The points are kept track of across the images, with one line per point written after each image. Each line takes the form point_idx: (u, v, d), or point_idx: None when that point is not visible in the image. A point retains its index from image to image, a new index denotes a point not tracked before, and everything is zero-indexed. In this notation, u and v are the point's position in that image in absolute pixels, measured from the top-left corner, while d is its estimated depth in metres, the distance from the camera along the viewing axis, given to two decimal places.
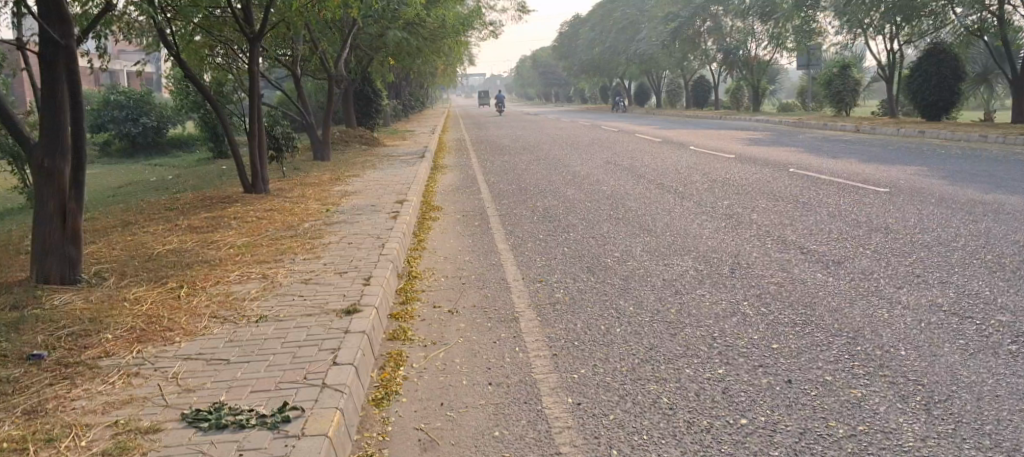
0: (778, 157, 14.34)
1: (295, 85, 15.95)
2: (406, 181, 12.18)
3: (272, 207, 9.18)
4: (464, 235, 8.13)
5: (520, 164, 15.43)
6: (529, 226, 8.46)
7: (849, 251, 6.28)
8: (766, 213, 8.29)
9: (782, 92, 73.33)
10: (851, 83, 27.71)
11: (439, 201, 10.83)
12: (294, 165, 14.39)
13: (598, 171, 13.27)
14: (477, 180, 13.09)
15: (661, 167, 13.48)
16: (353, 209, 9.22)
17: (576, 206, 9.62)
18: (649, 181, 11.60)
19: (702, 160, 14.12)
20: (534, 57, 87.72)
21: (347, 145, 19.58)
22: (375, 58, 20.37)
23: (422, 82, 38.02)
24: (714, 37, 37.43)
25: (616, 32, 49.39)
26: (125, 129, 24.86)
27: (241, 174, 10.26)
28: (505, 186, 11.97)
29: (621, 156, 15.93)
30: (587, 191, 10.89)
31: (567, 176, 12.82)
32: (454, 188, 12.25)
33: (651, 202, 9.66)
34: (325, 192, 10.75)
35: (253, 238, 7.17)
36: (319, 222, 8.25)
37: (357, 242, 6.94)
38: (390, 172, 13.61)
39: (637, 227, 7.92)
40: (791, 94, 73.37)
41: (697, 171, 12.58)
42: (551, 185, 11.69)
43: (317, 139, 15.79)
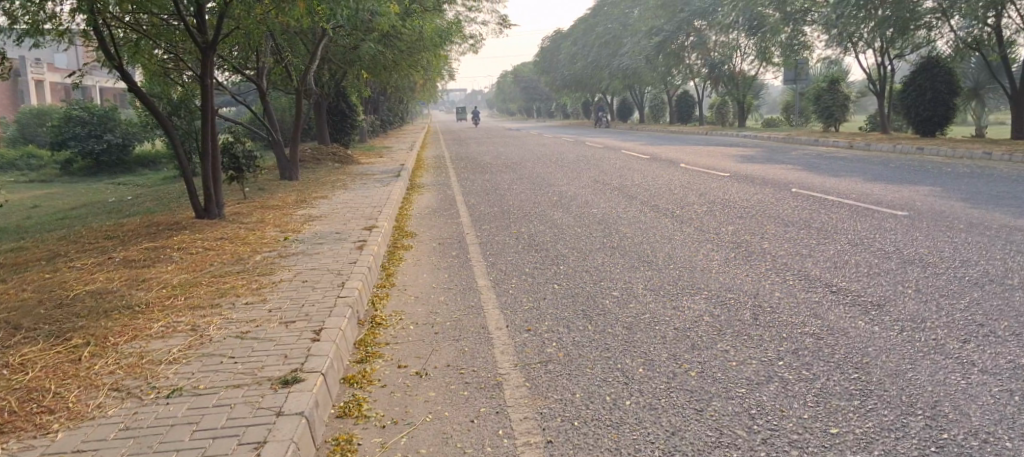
0: (776, 176, 13.48)
1: (260, 98, 15.03)
2: (378, 203, 11.22)
3: (225, 236, 8.23)
4: (440, 268, 7.20)
5: (502, 183, 14.49)
6: (512, 256, 7.53)
7: (886, 289, 5.40)
8: (778, 241, 7.42)
9: (767, 106, 72.81)
10: (840, 98, 27.01)
11: (414, 226, 9.90)
12: (259, 187, 13.41)
13: (585, 192, 12.38)
14: (455, 202, 12.14)
15: (653, 187, 12.59)
16: (315, 237, 8.27)
17: (563, 232, 8.71)
18: (641, 203, 10.72)
19: (696, 180, 13.26)
20: (516, 72, 87.04)
21: (318, 163, 18.60)
22: (348, 70, 19.39)
23: (402, 96, 37.07)
24: (698, 51, 36.70)
25: (599, 46, 48.69)
26: (87, 146, 23.83)
27: (192, 198, 9.33)
28: (485, 209, 11.03)
29: (609, 175, 15.05)
30: (575, 215, 9.98)
31: (553, 197, 11.91)
32: (430, 210, 11.29)
33: (646, 227, 8.78)
34: (287, 218, 9.80)
35: (193, 276, 6.22)
36: (274, 254, 7.29)
37: (313, 282, 5.99)
38: (361, 193, 12.65)
39: (634, 258, 7.03)
40: (776, 110, 73.00)
41: (692, 191, 11.72)
42: (535, 208, 10.78)
43: (284, 157, 14.89)
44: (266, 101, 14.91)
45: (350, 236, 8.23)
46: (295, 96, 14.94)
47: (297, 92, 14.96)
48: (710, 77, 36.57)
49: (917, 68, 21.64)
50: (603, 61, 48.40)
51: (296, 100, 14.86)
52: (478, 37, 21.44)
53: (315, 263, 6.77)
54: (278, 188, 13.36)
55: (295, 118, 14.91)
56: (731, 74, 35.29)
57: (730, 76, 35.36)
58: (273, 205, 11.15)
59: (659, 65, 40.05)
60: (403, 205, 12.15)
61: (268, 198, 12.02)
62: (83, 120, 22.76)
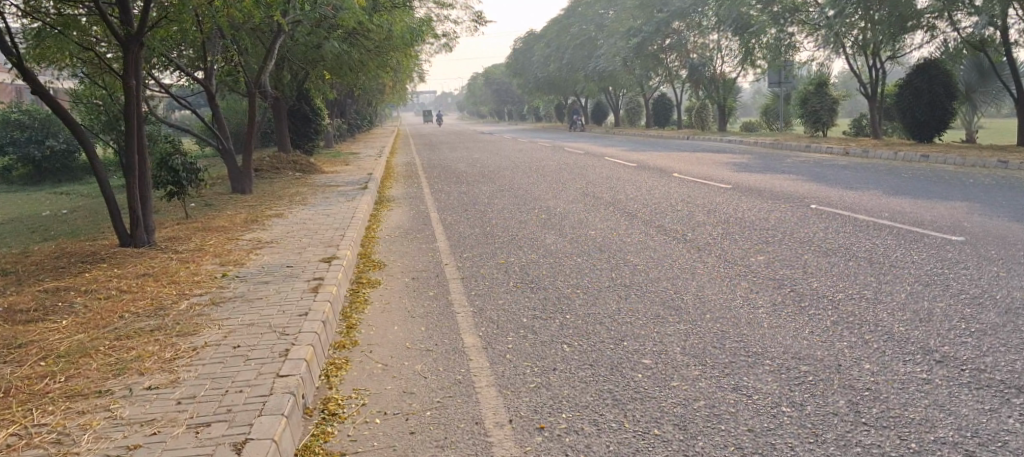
0: (784, 188, 12.19)
1: (210, 103, 13.62)
2: (341, 223, 9.77)
3: (150, 274, 6.83)
4: (413, 316, 5.79)
5: (480, 197, 13.08)
6: (500, 298, 6.13)
7: (1007, 356, 4.12)
8: (825, 277, 6.14)
9: (747, 109, 71.57)
10: (829, 102, 25.90)
11: (382, 252, 8.49)
12: (206, 203, 11.95)
13: (576, 209, 11.01)
14: (429, 221, 10.71)
15: (650, 203, 11.25)
16: (262, 272, 6.86)
17: (561, 263, 7.33)
18: (643, 224, 9.36)
19: (695, 193, 11.94)
20: (487, 74, 85.48)
21: (277, 172, 17.12)
22: (311, 70, 17.87)
23: (371, 99, 35.51)
24: (677, 53, 35.39)
25: (574, 48, 47.50)
26: (26, 153, 22.08)
27: (115, 222, 7.99)
28: (464, 231, 9.62)
29: (598, 187, 13.68)
30: (569, 239, 8.59)
31: (539, 216, 10.51)
32: (402, 231, 9.86)
33: (657, 256, 7.41)
34: (230, 244, 8.37)
35: (89, 338, 4.88)
36: (204, 299, 5.91)
37: (248, 347, 4.62)
38: (323, 210, 11.19)
39: (656, 304, 5.66)
40: (757, 113, 71.83)
41: (696, 208, 10.40)
42: (522, 230, 9.39)
43: (234, 168, 13.48)
44: (216, 106, 13.48)
45: (306, 271, 6.82)
46: (250, 101, 13.51)
47: (250, 97, 13.53)
48: (691, 80, 35.47)
49: (913, 71, 20.22)
50: (579, 63, 47.25)
51: (251, 106, 13.43)
52: (451, 36, 20.02)
53: (256, 315, 5.37)
54: (228, 204, 11.91)
55: (251, 124, 13.48)
56: (712, 77, 34.20)
57: (710, 78, 34.25)
58: (220, 226, 9.73)
59: (637, 67, 38.85)
60: (371, 224, 10.74)
61: (215, 217, 10.57)
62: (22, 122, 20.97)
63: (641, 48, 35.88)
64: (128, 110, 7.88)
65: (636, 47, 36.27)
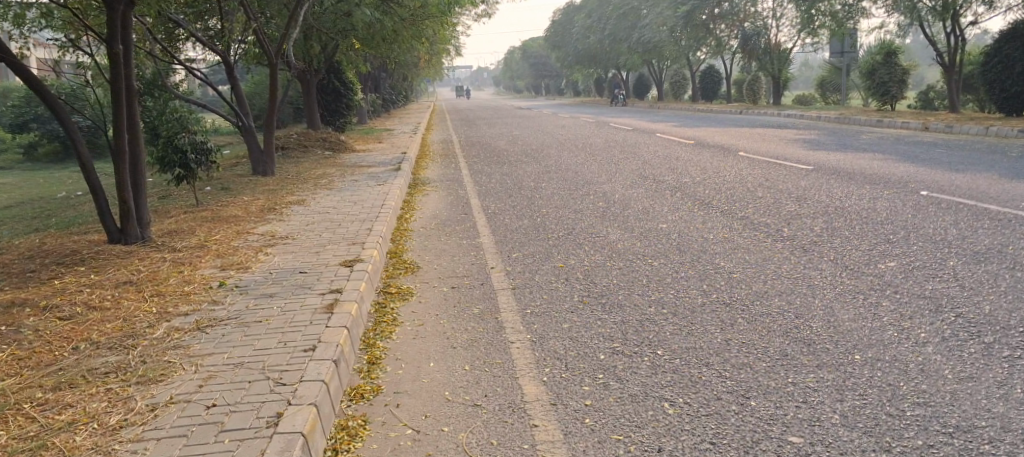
0: (876, 170, 10.66)
1: (228, 75, 12.37)
2: (371, 213, 8.52)
3: (130, 284, 5.54)
4: (455, 349, 4.48)
5: (526, 181, 11.76)
6: (564, 321, 4.79)
7: None
8: (990, 294, 4.70)
9: (797, 83, 68.92)
10: (899, 73, 23.98)
11: (415, 250, 7.19)
12: (223, 187, 10.81)
13: (639, 197, 9.61)
14: (471, 209, 9.42)
15: (723, 188, 9.83)
16: (268, 280, 5.59)
17: (635, 270, 5.96)
18: (721, 215, 7.92)
19: (774, 178, 10.42)
20: (524, 48, 83.85)
21: (305, 151, 15.95)
22: (341, 41, 16.58)
23: (407, 72, 34.21)
24: (729, 22, 33.67)
25: (618, 19, 45.78)
26: (52, 129, 21.17)
27: (103, 215, 6.70)
28: (512, 223, 8.28)
29: (658, 170, 12.25)
30: (639, 235, 7.20)
31: (597, 204, 9.14)
32: (440, 223, 8.56)
33: (753, 259, 5.98)
34: (237, 240, 7.14)
35: (18, 388, 3.61)
36: (189, 322, 4.60)
37: (228, 408, 3.32)
38: (351, 196, 9.95)
39: (776, 335, 4.27)
40: (809, 89, 69.14)
41: (781, 196, 8.92)
42: (579, 222, 8.02)
43: (255, 147, 12.24)
44: (235, 78, 12.24)
45: (322, 280, 5.53)
46: (271, 73, 12.25)
47: (271, 70, 12.28)
48: (742, 52, 33.55)
49: (1001, 37, 18.32)
50: (621, 34, 45.46)
51: (275, 79, 12.18)
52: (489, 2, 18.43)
53: (249, 350, 4.06)
54: (248, 189, 10.75)
55: (274, 97, 12.22)
56: (766, 47, 32.01)
57: (763, 49, 32.09)
58: (232, 215, 8.53)
59: (686, 38, 37.05)
60: (404, 212, 9.46)
61: (229, 204, 9.36)
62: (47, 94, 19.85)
63: (691, 17, 35.01)
64: (116, 83, 6.59)
65: (686, 16, 35.45)
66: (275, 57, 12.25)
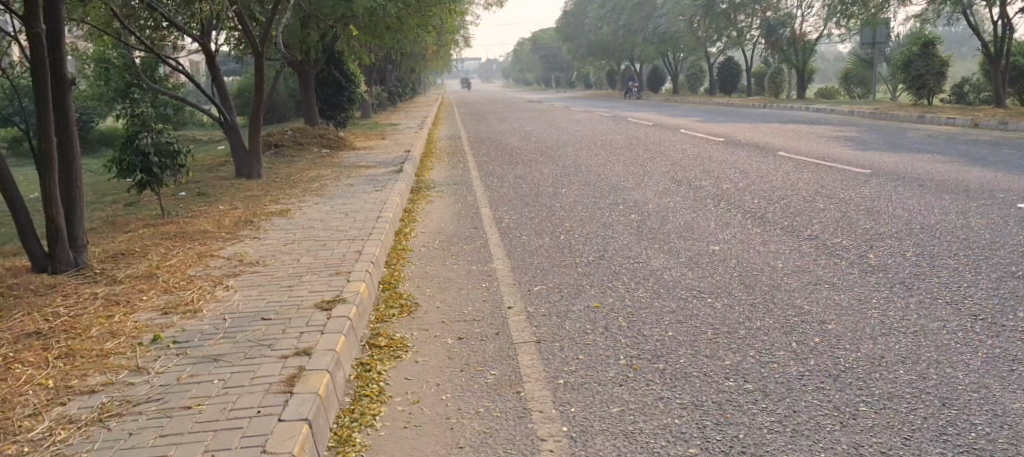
0: (944, 175, 9.38)
1: (209, 65, 11.09)
2: (364, 228, 7.23)
3: (36, 337, 4.19)
4: (464, 452, 3.16)
5: (544, 186, 10.49)
6: (612, 401, 3.49)
7: None
8: None
9: (823, 76, 67.15)
10: (937, 64, 22.78)
11: (413, 282, 5.87)
12: (199, 193, 9.56)
13: (676, 207, 8.30)
14: (482, 222, 8.14)
15: (771, 197, 8.55)
16: (217, 330, 4.28)
17: (691, 314, 4.64)
18: (780, 234, 6.59)
19: (829, 185, 9.10)
20: (533, 41, 82.48)
21: (299, 148, 14.69)
22: (340, 30, 15.30)
23: (415, 63, 32.91)
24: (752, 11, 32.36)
25: (632, 9, 44.44)
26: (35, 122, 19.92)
27: (25, 238, 5.39)
28: (529, 242, 6.98)
29: (692, 174, 10.96)
30: (685, 262, 5.90)
31: (629, 217, 7.84)
32: (446, 241, 7.27)
33: (841, 301, 4.65)
34: (194, 266, 5.85)
35: None
36: (89, 407, 3.29)
37: None
38: (343, 205, 8.67)
39: (927, 440, 3.00)
40: (834, 82, 67.59)
41: (846, 208, 7.61)
42: (609, 242, 6.73)
43: (239, 147, 10.98)
44: (217, 69, 10.93)
45: (289, 332, 4.21)
46: (256, 63, 10.94)
47: (257, 59, 10.96)
48: (765, 43, 32.22)
49: None
50: (636, 25, 44.08)
51: (261, 70, 10.86)
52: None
53: None
54: (229, 195, 9.51)
55: (260, 90, 10.92)
56: (791, 37, 30.71)
57: (788, 39, 30.78)
58: (199, 230, 7.27)
59: (706, 27, 35.73)
60: (403, 225, 8.18)
61: (201, 215, 8.10)
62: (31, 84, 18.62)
63: (712, 7, 33.87)
64: (38, 73, 5.22)
65: (705, 6, 34.07)
66: (260, 44, 10.92)
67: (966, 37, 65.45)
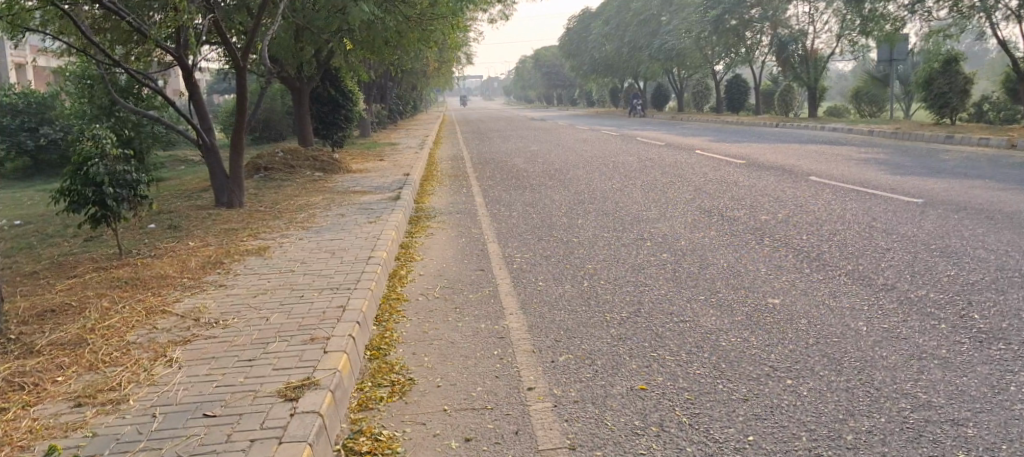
0: (1010, 205, 8.31)
1: (186, 81, 9.99)
2: (354, 273, 6.16)
3: None
4: None
5: (557, 216, 9.44)
6: None
7: None
8: None
9: (835, 92, 65.85)
10: (961, 82, 21.75)
11: (409, 347, 4.76)
12: (171, 227, 8.54)
13: (712, 244, 7.24)
14: (489, 261, 7.08)
15: (818, 231, 7.49)
16: (138, 435, 3.27)
17: (770, 404, 3.61)
18: (849, 283, 5.51)
19: (883, 218, 7.99)
20: (535, 59, 81.79)
21: (290, 171, 13.68)
22: (335, 44, 14.29)
23: (415, 80, 31.84)
24: (764, 27, 31.34)
25: (636, 25, 43.43)
26: None
27: None
28: (547, 289, 5.90)
29: (720, 202, 9.86)
30: (743, 323, 4.80)
31: (659, 258, 6.79)
32: (448, 287, 6.21)
33: (965, 386, 3.60)
34: (136, 329, 4.75)
35: None
36: None
37: None
38: (331, 240, 7.62)
39: None
40: (844, 99, 66.30)
41: (916, 247, 6.50)
42: (643, 292, 5.64)
43: (220, 173, 9.91)
44: (193, 86, 9.85)
45: (235, 441, 3.16)
46: (238, 78, 9.87)
47: (237, 74, 9.89)
48: (776, 59, 31.20)
49: None
50: (641, 42, 43.07)
51: (243, 86, 9.79)
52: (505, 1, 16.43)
53: None
54: (203, 228, 8.48)
55: (242, 108, 9.84)
56: (803, 54, 29.96)
57: (801, 57, 30.11)
58: (159, 275, 6.19)
59: (716, 43, 34.71)
60: (399, 264, 7.13)
61: (168, 255, 7.06)
62: (12, 102, 17.62)
63: (720, 23, 32.56)
64: None
65: (713, 22, 33.08)
66: (241, 58, 9.85)
67: (981, 51, 64.12)
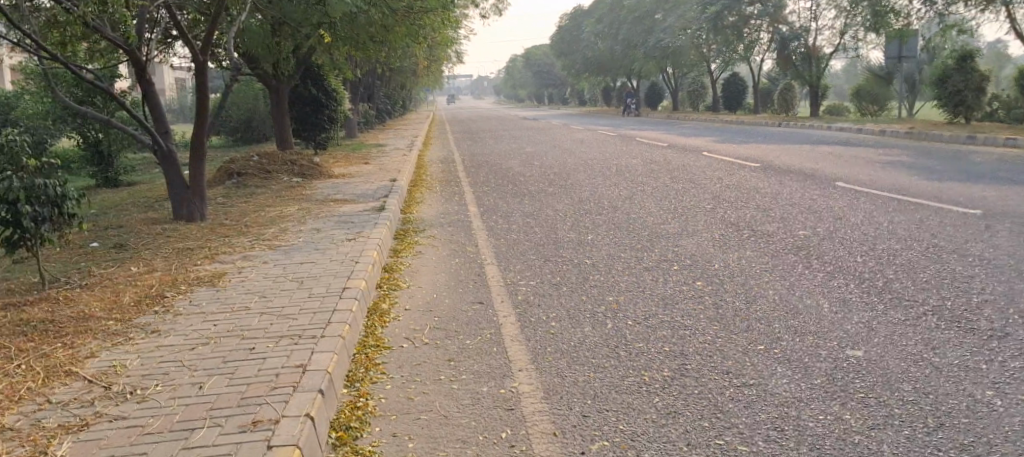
0: None
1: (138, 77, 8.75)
2: (324, 311, 4.99)
3: None
4: None
5: (562, 231, 8.29)
6: None
7: None
8: None
9: (834, 91, 64.68)
10: (976, 79, 20.62)
11: (387, 424, 3.62)
12: (116, 245, 7.37)
13: (753, 269, 6.11)
14: (489, 291, 5.93)
15: (874, 252, 6.37)
16: None
17: None
18: (946, 328, 4.35)
19: (945, 234, 6.85)
20: (526, 58, 80.62)
21: (266, 177, 12.50)
22: (315, 39, 13.11)
23: (403, 78, 30.55)
24: (764, 22, 30.22)
25: (631, 22, 42.29)
26: None
27: None
28: (563, 336, 4.75)
29: (746, 214, 8.73)
30: (827, 389, 3.66)
31: (695, 288, 5.65)
32: (439, 329, 5.06)
33: None
34: (21, 404, 3.59)
35: None
36: None
37: None
38: (301, 265, 6.45)
39: None
40: (841, 100, 65.22)
41: (1004, 275, 5.38)
42: (685, 341, 4.50)
43: (178, 182, 8.71)
44: (147, 83, 8.63)
45: None
46: (197, 75, 8.65)
47: (197, 70, 8.67)
48: (777, 56, 30.06)
49: None
50: (636, 39, 41.92)
51: (203, 83, 8.58)
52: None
53: None
54: (153, 247, 7.30)
55: (203, 108, 8.64)
56: (804, 52, 28.88)
57: (802, 54, 29.00)
58: (79, 316, 5.00)
59: (714, 40, 33.54)
60: (381, 295, 5.95)
61: (105, 286, 5.88)
62: None
63: (719, 20, 31.34)
64: None
65: (711, 18, 31.93)
66: (201, 52, 8.63)
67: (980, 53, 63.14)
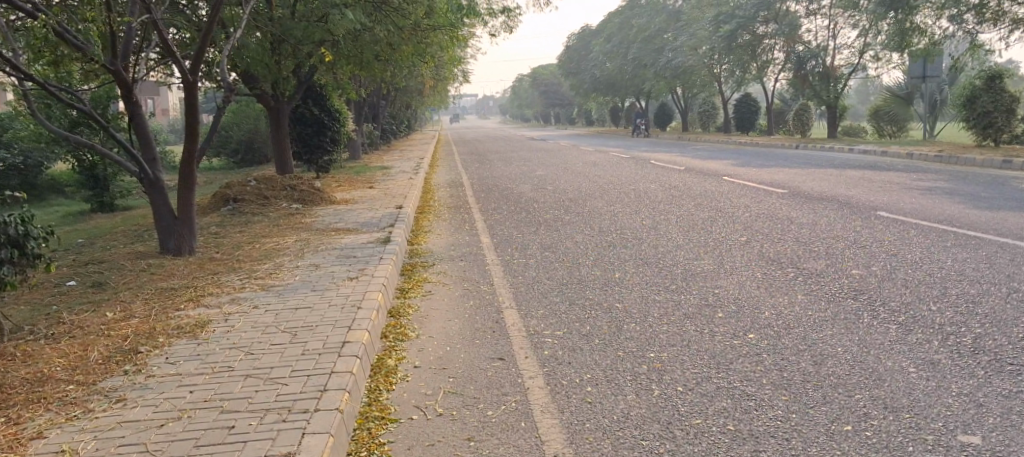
0: None
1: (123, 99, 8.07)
2: (319, 373, 4.27)
3: None
4: None
5: (587, 267, 7.54)
6: None
7: None
8: None
9: (848, 112, 63.81)
10: (1006, 100, 19.87)
11: None
12: (94, 284, 6.68)
13: (812, 318, 5.35)
14: (511, 344, 5.18)
15: (948, 298, 5.61)
16: None
17: None
18: None
19: (1020, 276, 6.10)
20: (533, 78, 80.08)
21: (265, 203, 11.80)
22: (318, 59, 12.44)
23: (409, 98, 29.88)
24: (779, 41, 29.49)
25: (642, 41, 41.65)
26: None
27: None
28: (605, 407, 4.00)
29: (787, 247, 7.97)
30: None
31: (750, 342, 4.89)
32: (456, 394, 4.31)
33: None
34: None
35: None
36: None
37: None
38: (296, 310, 5.72)
39: None
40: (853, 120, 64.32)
41: None
42: (752, 417, 3.75)
43: (166, 213, 8.03)
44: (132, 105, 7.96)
45: None
46: (186, 97, 7.96)
47: (187, 91, 7.98)
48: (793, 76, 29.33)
49: None
50: (647, 59, 41.28)
51: (193, 105, 7.89)
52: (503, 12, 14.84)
53: None
54: (135, 287, 6.60)
55: (193, 133, 7.95)
56: (822, 72, 28.20)
57: (820, 74, 28.38)
58: (34, 378, 4.34)
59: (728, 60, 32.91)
60: (386, 348, 5.21)
61: (73, 337, 5.18)
62: None
63: (733, 39, 30.67)
64: None
65: (726, 37, 31.22)
66: (191, 71, 7.94)
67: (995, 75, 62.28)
